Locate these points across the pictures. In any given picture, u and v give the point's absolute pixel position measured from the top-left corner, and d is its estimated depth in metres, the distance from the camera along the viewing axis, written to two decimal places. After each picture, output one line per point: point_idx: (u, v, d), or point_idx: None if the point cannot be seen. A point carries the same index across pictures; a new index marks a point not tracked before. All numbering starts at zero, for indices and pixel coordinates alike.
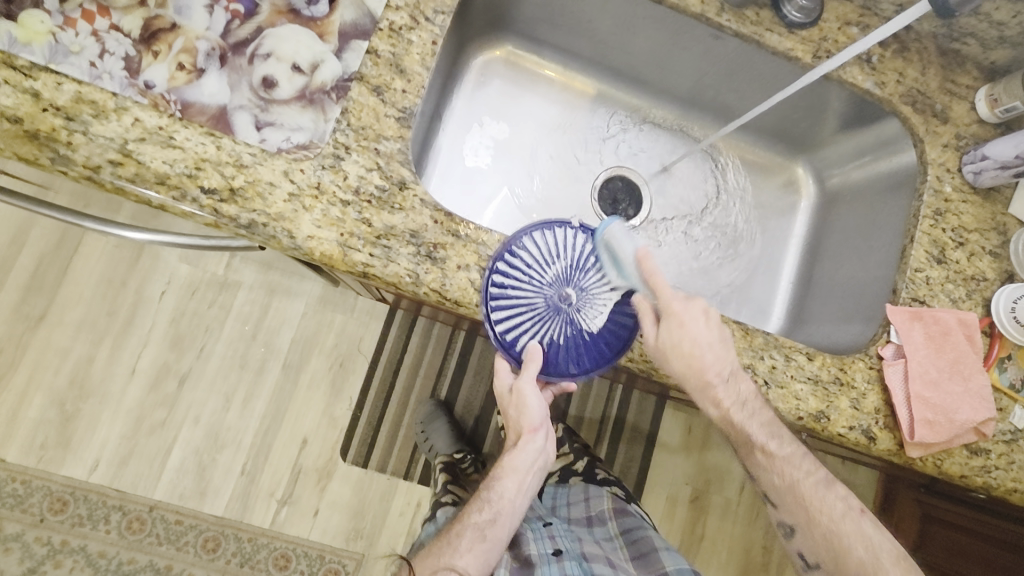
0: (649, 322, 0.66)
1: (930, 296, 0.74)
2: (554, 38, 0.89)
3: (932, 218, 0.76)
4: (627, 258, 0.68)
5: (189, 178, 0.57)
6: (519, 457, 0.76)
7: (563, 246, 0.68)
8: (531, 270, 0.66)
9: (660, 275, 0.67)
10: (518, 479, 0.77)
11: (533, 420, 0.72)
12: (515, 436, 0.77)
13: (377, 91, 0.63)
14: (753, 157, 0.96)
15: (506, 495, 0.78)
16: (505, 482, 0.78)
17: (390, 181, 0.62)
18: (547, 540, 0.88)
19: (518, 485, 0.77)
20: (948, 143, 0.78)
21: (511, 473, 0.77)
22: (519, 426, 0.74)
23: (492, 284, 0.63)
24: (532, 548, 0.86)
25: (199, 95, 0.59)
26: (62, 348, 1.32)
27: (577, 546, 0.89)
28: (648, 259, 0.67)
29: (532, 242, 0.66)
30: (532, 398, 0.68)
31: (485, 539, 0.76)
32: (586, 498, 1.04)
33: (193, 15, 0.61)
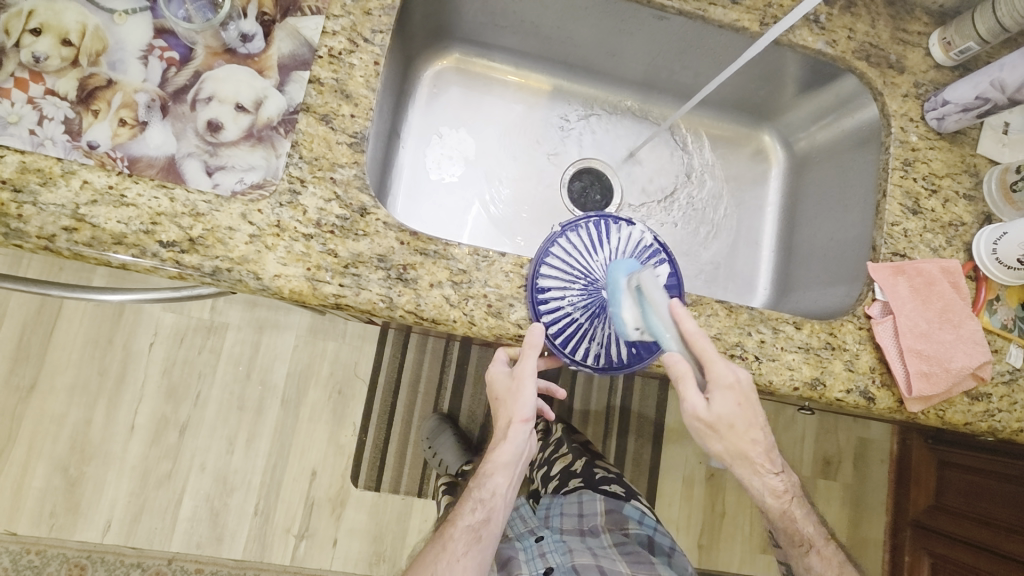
0: (690, 393, 0.62)
1: (910, 249, 0.74)
2: (501, 40, 0.88)
3: (902, 170, 0.75)
4: (660, 310, 0.61)
5: (146, 234, 0.56)
6: (503, 451, 0.74)
7: (605, 238, 0.68)
8: (572, 265, 0.66)
9: (703, 338, 0.62)
10: (507, 474, 0.75)
11: (527, 410, 0.70)
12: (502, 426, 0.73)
13: (325, 120, 0.62)
14: (718, 130, 0.95)
15: (498, 490, 0.76)
16: (495, 477, 0.76)
17: (351, 209, 0.61)
18: (538, 558, 0.90)
19: (508, 479, 0.76)
20: (908, 92, 0.77)
21: (499, 468, 0.75)
22: (507, 415, 0.71)
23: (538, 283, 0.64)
24: (525, 571, 0.88)
25: (145, 149, 0.58)
26: (58, 414, 1.31)
27: (569, 558, 0.88)
28: (687, 318, 0.61)
29: (573, 237, 0.67)
30: (529, 386, 0.67)
31: (480, 539, 0.76)
32: (579, 511, 0.99)
33: (127, 68, 0.60)
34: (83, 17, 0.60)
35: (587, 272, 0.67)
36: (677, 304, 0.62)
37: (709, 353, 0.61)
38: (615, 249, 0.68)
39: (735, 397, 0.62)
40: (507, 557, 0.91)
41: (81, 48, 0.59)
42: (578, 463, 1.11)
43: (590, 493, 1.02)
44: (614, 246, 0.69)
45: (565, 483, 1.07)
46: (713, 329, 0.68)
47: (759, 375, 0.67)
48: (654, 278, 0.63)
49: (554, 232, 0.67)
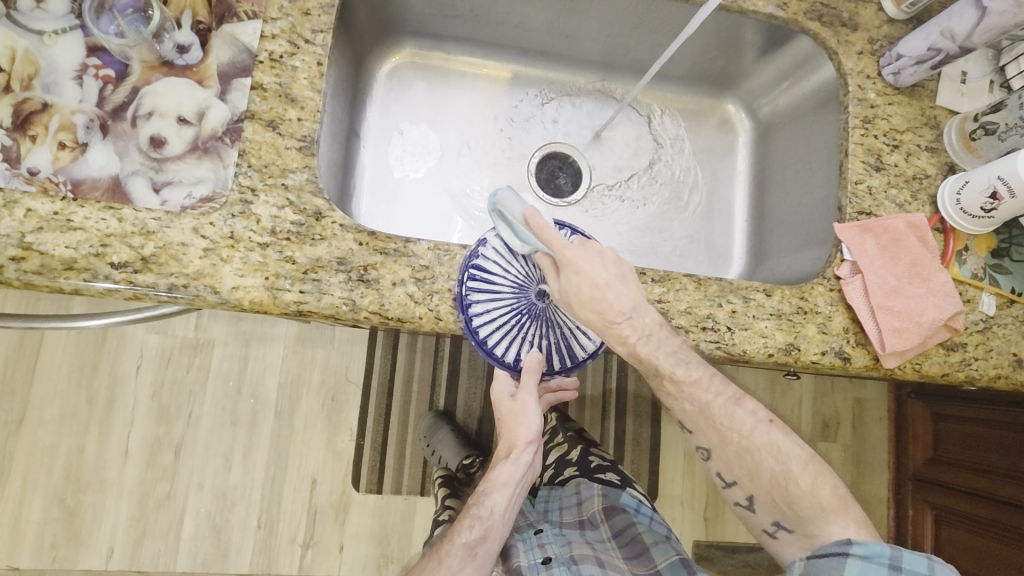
0: (553, 282, 0.62)
1: (876, 207, 0.73)
2: (453, 31, 0.86)
3: (862, 127, 0.75)
4: (546, 204, 0.64)
5: (97, 257, 0.56)
6: (507, 470, 0.81)
7: (513, 243, 0.65)
8: (496, 290, 0.63)
9: None
10: (506, 493, 0.81)
11: (529, 433, 0.76)
12: (506, 449, 0.81)
13: (272, 126, 0.61)
14: (681, 103, 0.94)
15: (496, 507, 0.81)
16: (494, 496, 0.81)
17: (306, 214, 0.61)
18: (537, 548, 0.90)
19: (508, 499, 0.81)
20: (863, 50, 0.76)
21: (499, 487, 0.81)
22: (513, 438, 0.78)
23: (479, 323, 0.62)
24: (522, 560, 0.88)
25: (88, 170, 0.57)
26: (50, 445, 1.30)
27: (567, 549, 0.88)
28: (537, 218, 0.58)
29: (485, 257, 0.63)
30: (532, 408, 0.72)
31: (476, 555, 0.78)
32: (578, 501, 0.99)
33: (63, 90, 0.57)
34: (12, 42, 0.57)
35: (519, 283, 0.64)
36: (562, 195, 0.64)
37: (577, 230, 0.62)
38: (528, 248, 0.65)
39: (583, 274, 0.59)
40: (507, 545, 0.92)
41: (13, 73, 0.57)
42: (573, 451, 1.11)
43: (587, 482, 1.01)
44: (506, 258, 0.64)
45: (560, 473, 1.08)
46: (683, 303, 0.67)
47: (732, 346, 0.67)
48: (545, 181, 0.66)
49: (463, 263, 0.62)
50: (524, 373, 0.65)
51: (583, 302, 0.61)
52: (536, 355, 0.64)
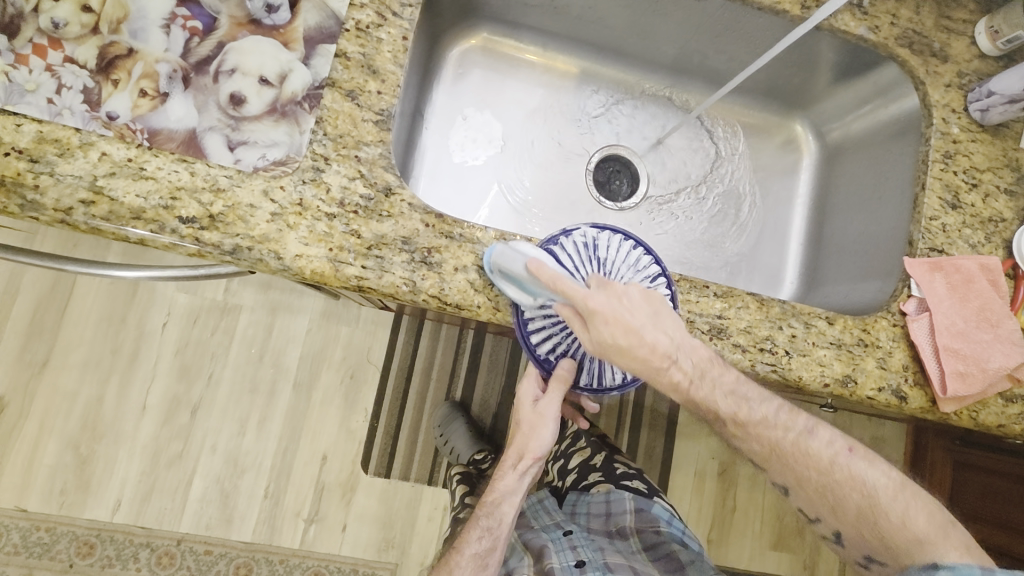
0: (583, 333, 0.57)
1: (948, 245, 0.71)
2: (529, 21, 0.85)
3: (943, 162, 0.72)
4: (518, 274, 0.56)
5: (166, 210, 0.55)
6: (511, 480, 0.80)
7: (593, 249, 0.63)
8: None
9: (562, 280, 0.53)
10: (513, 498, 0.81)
11: (539, 447, 0.76)
12: (514, 458, 0.79)
13: (351, 96, 0.60)
14: (747, 118, 0.93)
15: (506, 518, 0.81)
16: (504, 507, 0.81)
17: (376, 188, 0.60)
18: (568, 551, 0.88)
19: (514, 509, 0.81)
20: (951, 82, 0.74)
21: (507, 496, 0.80)
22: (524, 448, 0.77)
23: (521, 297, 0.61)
24: (554, 561, 0.86)
25: (166, 121, 0.56)
26: (71, 390, 1.30)
27: (600, 555, 0.87)
28: (546, 272, 0.53)
29: (562, 249, 0.62)
30: (549, 423, 0.72)
31: (486, 566, 0.78)
32: (607, 510, 0.98)
33: (149, 37, 0.57)
34: None
35: None
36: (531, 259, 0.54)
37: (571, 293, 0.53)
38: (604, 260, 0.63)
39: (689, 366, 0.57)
40: (539, 544, 0.90)
41: (102, 15, 0.56)
42: (597, 457, 1.10)
43: (617, 488, 1.01)
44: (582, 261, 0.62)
45: (584, 476, 1.07)
46: (743, 322, 0.65)
47: (789, 371, 0.65)
48: (510, 245, 0.57)
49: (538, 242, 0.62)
50: (552, 379, 0.63)
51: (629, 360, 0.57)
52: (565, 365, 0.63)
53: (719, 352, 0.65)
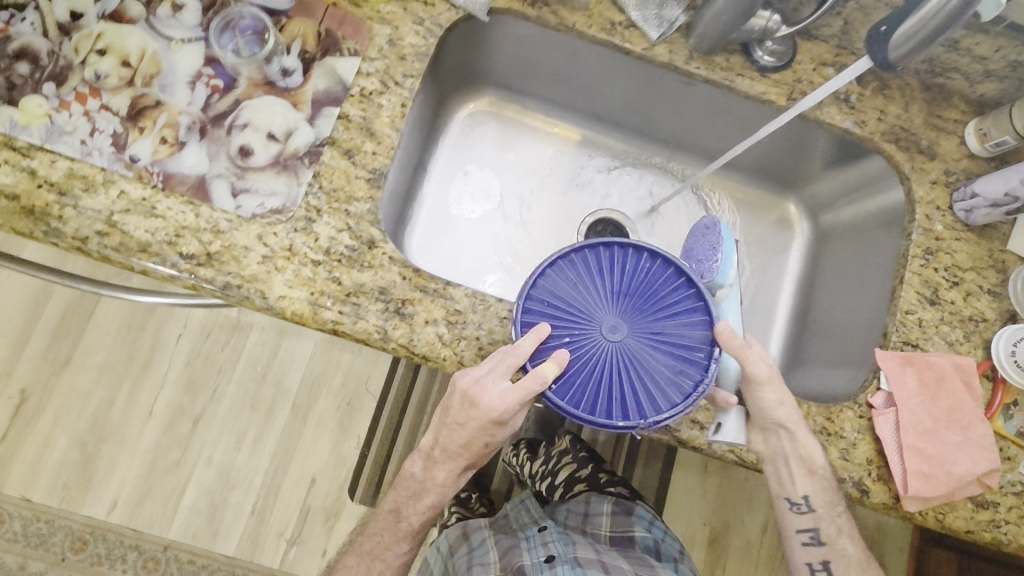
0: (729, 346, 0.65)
1: (923, 340, 0.71)
2: (535, 90, 0.90)
3: (922, 258, 0.73)
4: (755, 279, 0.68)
5: (169, 245, 0.61)
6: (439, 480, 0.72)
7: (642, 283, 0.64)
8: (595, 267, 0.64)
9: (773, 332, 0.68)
10: (438, 497, 0.74)
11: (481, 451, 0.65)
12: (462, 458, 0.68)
13: (348, 155, 0.65)
14: (741, 195, 0.95)
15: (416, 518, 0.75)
16: (426, 500, 0.74)
17: (360, 240, 0.64)
18: (540, 548, 0.89)
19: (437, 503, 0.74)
20: (937, 180, 0.75)
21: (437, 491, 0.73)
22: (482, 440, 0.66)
23: (575, 261, 0.65)
24: (526, 559, 0.87)
25: (180, 166, 0.62)
26: (84, 391, 1.38)
27: (571, 550, 0.87)
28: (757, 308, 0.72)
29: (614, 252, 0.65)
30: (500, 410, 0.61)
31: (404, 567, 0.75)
32: (586, 513, 1.04)
33: (175, 91, 0.64)
34: (144, 42, 0.64)
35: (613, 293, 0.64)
36: None
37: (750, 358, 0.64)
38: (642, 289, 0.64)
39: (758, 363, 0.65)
40: (508, 546, 0.92)
41: (138, 70, 0.63)
42: (583, 470, 1.16)
43: (596, 496, 1.06)
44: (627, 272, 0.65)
45: (569, 488, 1.13)
46: (704, 398, 0.67)
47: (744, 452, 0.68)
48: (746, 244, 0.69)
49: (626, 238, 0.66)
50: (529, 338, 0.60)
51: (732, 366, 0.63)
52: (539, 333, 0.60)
53: (676, 426, 0.66)
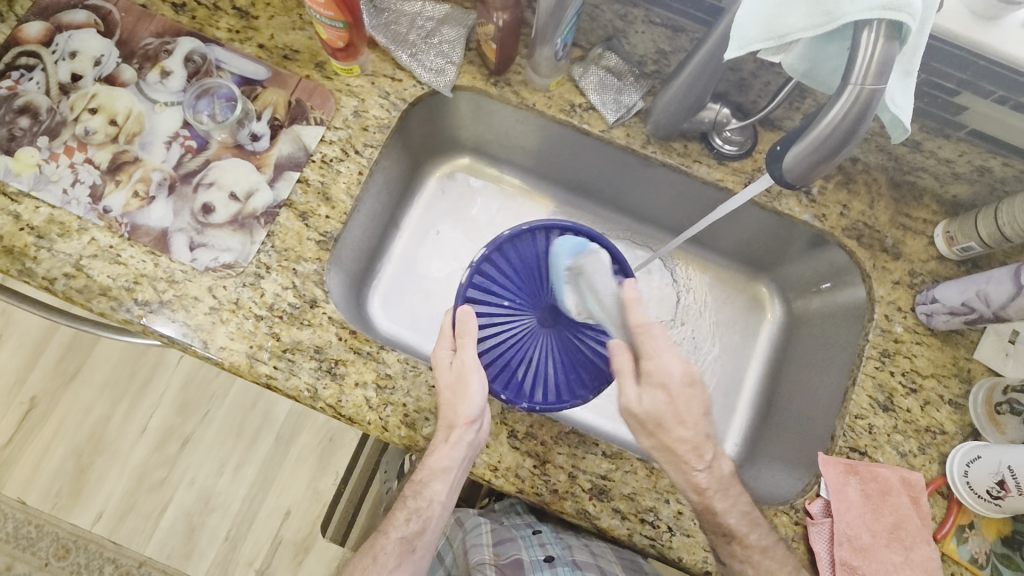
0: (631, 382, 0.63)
1: (873, 447, 0.68)
2: (511, 157, 0.93)
3: (878, 359, 0.70)
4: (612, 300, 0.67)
5: (126, 291, 0.66)
6: (445, 455, 0.61)
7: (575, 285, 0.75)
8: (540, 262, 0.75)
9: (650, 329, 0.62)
10: (448, 478, 0.62)
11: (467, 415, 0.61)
12: (444, 429, 0.61)
13: (303, 217, 0.69)
14: (711, 268, 0.94)
15: (436, 498, 0.64)
16: (433, 484, 0.63)
17: (303, 299, 0.67)
18: (538, 546, 0.79)
19: (448, 487, 0.63)
20: (900, 280, 0.73)
21: (437, 473, 0.62)
22: (451, 415, 0.61)
23: (551, 235, 0.75)
24: (522, 554, 0.77)
25: (147, 219, 0.67)
26: (86, 405, 1.45)
27: (570, 553, 0.78)
28: (637, 305, 0.63)
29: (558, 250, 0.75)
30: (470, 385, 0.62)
31: (414, 551, 0.65)
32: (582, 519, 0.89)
33: (154, 149, 0.69)
34: (132, 104, 0.70)
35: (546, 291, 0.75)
36: (632, 293, 0.63)
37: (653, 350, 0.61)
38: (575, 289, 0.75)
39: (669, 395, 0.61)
40: (504, 536, 0.81)
41: (123, 128, 0.69)
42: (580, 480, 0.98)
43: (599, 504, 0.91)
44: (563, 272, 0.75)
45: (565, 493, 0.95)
46: (627, 487, 0.65)
47: (668, 549, 0.64)
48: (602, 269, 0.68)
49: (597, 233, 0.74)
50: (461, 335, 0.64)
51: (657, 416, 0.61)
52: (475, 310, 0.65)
53: (596, 514, 0.64)
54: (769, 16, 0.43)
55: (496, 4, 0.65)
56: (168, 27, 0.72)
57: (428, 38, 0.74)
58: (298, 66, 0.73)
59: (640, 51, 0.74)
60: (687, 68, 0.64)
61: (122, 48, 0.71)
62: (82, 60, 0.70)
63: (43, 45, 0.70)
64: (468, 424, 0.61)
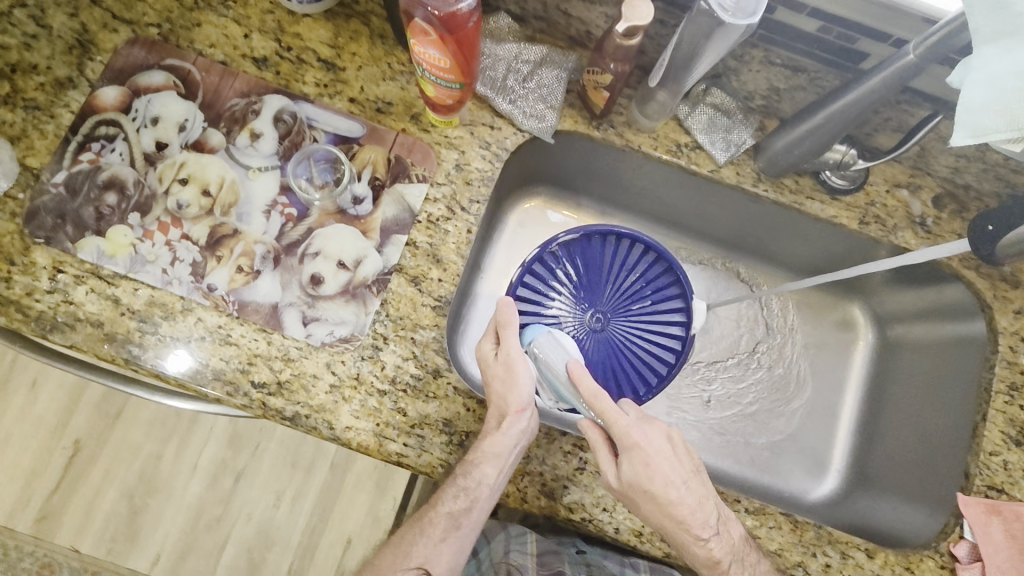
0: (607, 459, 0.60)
1: (1010, 485, 0.67)
2: (591, 188, 0.85)
3: (1007, 394, 0.69)
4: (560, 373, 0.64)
5: (242, 373, 0.62)
6: (498, 442, 0.59)
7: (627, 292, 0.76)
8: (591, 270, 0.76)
9: (602, 398, 0.60)
10: (499, 462, 0.59)
11: (519, 400, 0.60)
12: (496, 417, 0.60)
13: (415, 282, 0.66)
14: (803, 298, 0.89)
15: (486, 482, 0.59)
16: (484, 468, 0.58)
17: (425, 369, 0.64)
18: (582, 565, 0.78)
19: (499, 472, 0.59)
20: (1021, 309, 0.72)
21: (489, 459, 0.58)
22: (503, 405, 0.60)
23: (590, 241, 0.76)
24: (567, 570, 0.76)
25: (254, 295, 0.64)
26: (135, 444, 1.40)
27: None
28: (584, 379, 0.61)
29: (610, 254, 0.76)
30: (523, 372, 0.61)
31: (459, 527, 0.63)
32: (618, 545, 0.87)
33: (252, 220, 0.65)
34: (223, 171, 0.66)
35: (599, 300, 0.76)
36: (575, 366, 0.62)
37: (612, 418, 0.59)
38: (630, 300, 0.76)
39: (649, 458, 0.58)
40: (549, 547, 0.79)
41: (218, 199, 0.66)
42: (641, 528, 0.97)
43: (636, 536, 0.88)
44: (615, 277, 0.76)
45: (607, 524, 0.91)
46: (774, 543, 0.65)
47: None
48: (552, 340, 0.67)
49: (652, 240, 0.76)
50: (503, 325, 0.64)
51: (646, 496, 0.58)
52: (515, 301, 0.65)
53: None
54: (1014, 106, 0.44)
55: (615, 54, 0.63)
56: (254, 85, 0.68)
57: (524, 82, 0.71)
58: (393, 120, 0.69)
59: (750, 86, 0.70)
60: (836, 103, 0.61)
61: (207, 110, 0.67)
62: (165, 126, 0.67)
63: (122, 112, 0.67)
64: (520, 413, 0.60)
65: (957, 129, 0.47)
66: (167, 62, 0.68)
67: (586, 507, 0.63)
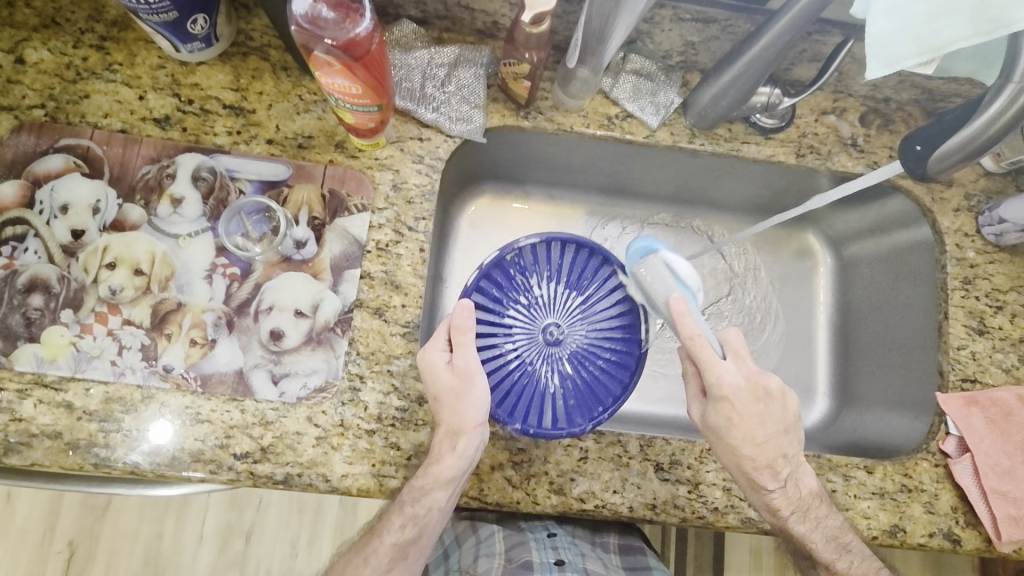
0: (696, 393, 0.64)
1: (981, 373, 0.71)
2: (532, 174, 0.84)
3: (962, 289, 0.73)
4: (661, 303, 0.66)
5: (221, 448, 0.60)
6: (452, 465, 0.58)
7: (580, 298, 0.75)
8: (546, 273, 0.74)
9: (699, 343, 0.59)
10: (450, 487, 0.59)
11: (475, 418, 0.59)
12: (446, 435, 0.59)
13: (378, 313, 0.64)
14: (761, 237, 0.90)
15: (437, 506, 0.60)
16: (435, 493, 0.59)
17: (410, 398, 0.63)
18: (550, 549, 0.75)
19: (450, 493, 0.59)
20: (959, 206, 0.75)
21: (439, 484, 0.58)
22: (459, 421, 0.59)
23: (550, 248, 0.74)
24: (532, 556, 0.73)
25: (215, 366, 0.61)
26: (130, 530, 1.35)
27: (582, 561, 0.74)
28: (685, 319, 0.60)
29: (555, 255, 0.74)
30: (479, 388, 0.60)
31: (407, 556, 0.64)
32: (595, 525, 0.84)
33: (194, 289, 0.62)
34: (151, 246, 0.63)
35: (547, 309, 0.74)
36: (676, 305, 0.60)
37: (706, 364, 0.59)
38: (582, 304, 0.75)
39: (737, 412, 0.60)
40: (517, 540, 0.76)
41: (152, 275, 0.62)
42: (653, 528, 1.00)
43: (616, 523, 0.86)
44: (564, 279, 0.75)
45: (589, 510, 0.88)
46: None
47: None
48: (661, 273, 0.67)
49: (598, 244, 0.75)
50: (456, 332, 0.61)
51: (722, 439, 0.61)
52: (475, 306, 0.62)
53: (759, 517, 0.65)
54: (921, 33, 0.48)
55: (529, 43, 0.61)
56: (162, 149, 0.65)
57: (444, 87, 0.69)
58: (317, 153, 0.67)
59: (666, 46, 0.71)
60: (751, 48, 0.61)
61: (118, 185, 0.63)
62: (77, 212, 0.62)
63: (26, 207, 0.62)
64: (476, 428, 0.59)
65: (872, 62, 0.51)
66: (62, 143, 0.64)
67: (597, 494, 0.64)
